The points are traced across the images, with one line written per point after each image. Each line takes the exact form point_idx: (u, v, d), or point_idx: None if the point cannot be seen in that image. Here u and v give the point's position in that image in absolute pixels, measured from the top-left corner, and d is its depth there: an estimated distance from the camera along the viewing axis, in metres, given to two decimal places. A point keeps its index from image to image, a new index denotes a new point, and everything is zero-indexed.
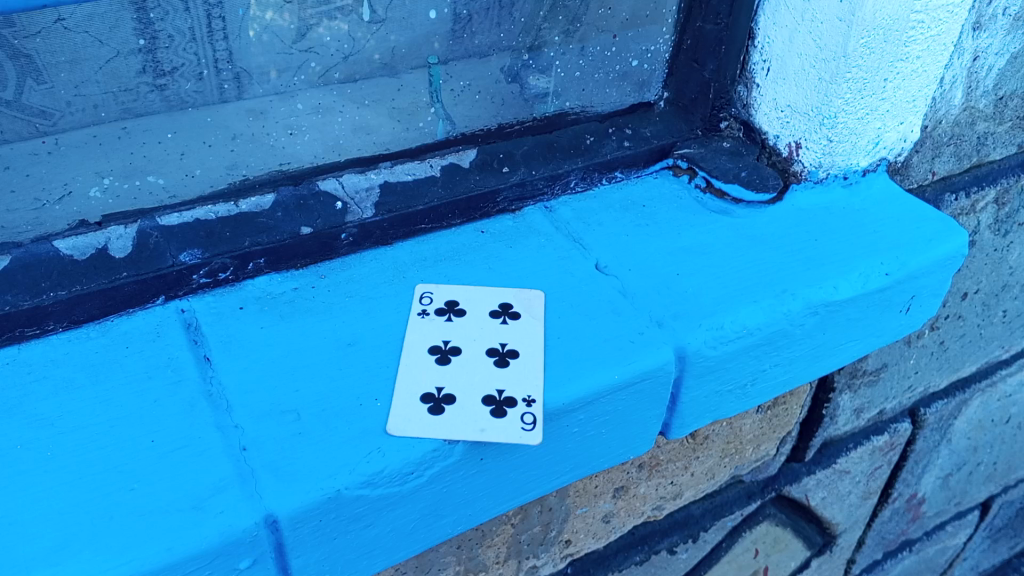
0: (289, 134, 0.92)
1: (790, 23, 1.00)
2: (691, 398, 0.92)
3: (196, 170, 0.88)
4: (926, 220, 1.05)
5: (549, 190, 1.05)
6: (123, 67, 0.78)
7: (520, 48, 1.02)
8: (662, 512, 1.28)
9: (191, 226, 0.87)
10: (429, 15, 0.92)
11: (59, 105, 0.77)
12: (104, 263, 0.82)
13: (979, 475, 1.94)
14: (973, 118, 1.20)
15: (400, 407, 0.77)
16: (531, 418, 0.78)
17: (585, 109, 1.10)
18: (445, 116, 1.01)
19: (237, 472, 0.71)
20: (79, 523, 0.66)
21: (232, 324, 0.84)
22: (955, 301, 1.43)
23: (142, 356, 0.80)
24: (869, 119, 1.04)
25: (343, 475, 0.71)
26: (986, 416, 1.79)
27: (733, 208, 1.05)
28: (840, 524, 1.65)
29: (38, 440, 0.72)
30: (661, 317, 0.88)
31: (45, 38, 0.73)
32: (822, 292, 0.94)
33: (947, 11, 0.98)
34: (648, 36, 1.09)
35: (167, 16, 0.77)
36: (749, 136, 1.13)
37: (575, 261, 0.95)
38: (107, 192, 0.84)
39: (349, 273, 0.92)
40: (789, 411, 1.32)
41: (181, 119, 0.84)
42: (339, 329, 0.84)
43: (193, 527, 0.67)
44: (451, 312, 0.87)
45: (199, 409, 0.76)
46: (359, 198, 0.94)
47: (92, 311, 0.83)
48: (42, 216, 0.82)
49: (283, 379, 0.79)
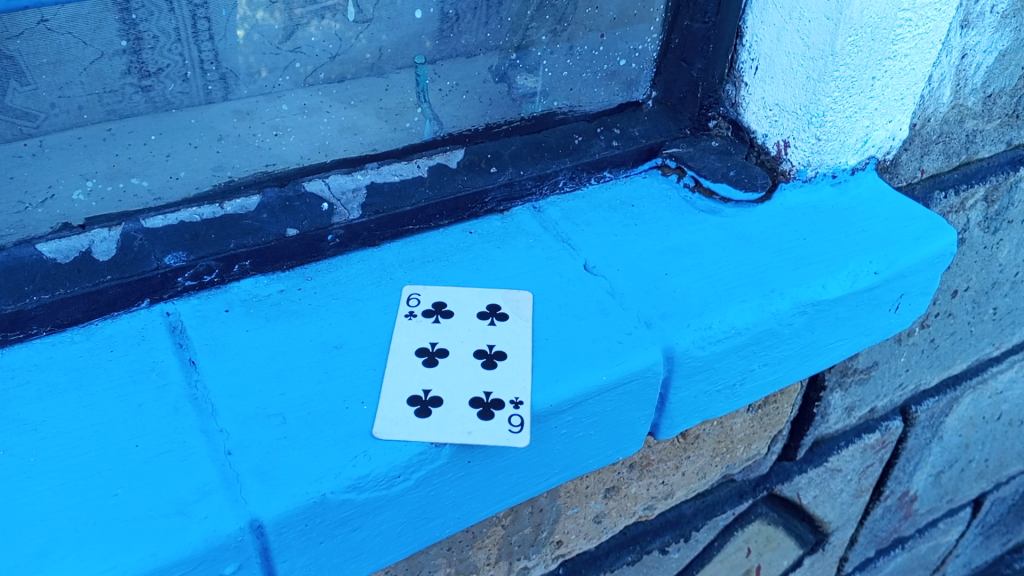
0: (275, 134, 0.91)
1: (778, 22, 1.00)
2: (680, 398, 0.92)
3: (181, 172, 0.87)
4: (915, 218, 1.05)
5: (538, 191, 1.05)
6: (107, 68, 0.77)
7: (508, 48, 1.01)
8: (653, 512, 1.28)
9: (177, 229, 0.86)
10: (416, 14, 0.92)
11: (43, 106, 0.77)
12: (87, 266, 0.82)
13: (971, 472, 1.95)
14: (961, 116, 1.21)
15: (387, 409, 0.77)
16: (518, 420, 0.78)
17: (573, 109, 1.10)
18: (432, 116, 1.01)
19: (222, 477, 0.70)
20: (62, 529, 0.66)
21: (217, 327, 0.83)
22: (945, 298, 1.44)
23: (126, 360, 0.79)
24: (858, 118, 1.04)
25: (329, 479, 0.71)
26: (977, 413, 1.79)
27: (722, 208, 1.05)
28: (832, 522, 1.65)
29: (20, 446, 0.71)
30: (649, 317, 0.88)
31: (28, 39, 0.72)
32: (810, 291, 0.94)
33: (935, 9, 0.98)
34: (635, 35, 1.08)
35: (151, 17, 0.76)
36: (737, 135, 1.13)
37: (563, 261, 0.94)
38: (91, 195, 0.84)
39: (335, 274, 0.91)
40: (781, 410, 1.32)
41: (167, 120, 0.84)
42: (326, 332, 0.84)
43: (176, 533, 0.66)
44: (438, 313, 0.86)
45: (184, 413, 0.75)
46: (346, 200, 0.94)
47: (76, 314, 0.82)
48: (25, 219, 0.82)
49: (269, 382, 0.78)
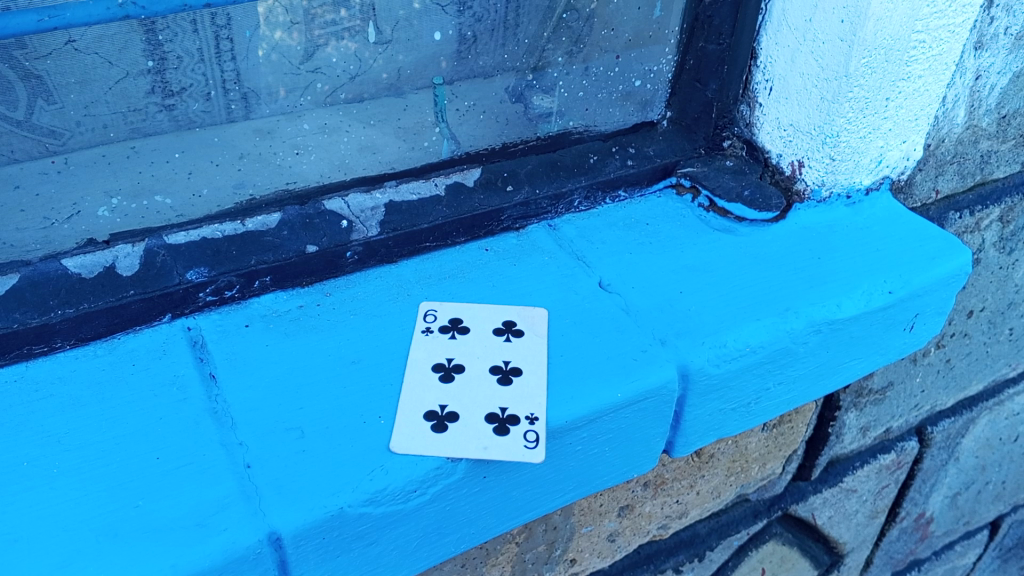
0: (295, 153, 0.94)
1: (792, 43, 1.01)
2: (694, 416, 0.92)
3: (203, 189, 0.89)
4: (929, 238, 1.05)
5: (553, 209, 1.05)
6: (132, 88, 0.80)
7: (524, 69, 1.03)
8: (667, 531, 1.27)
9: (199, 245, 0.87)
10: (434, 36, 0.94)
11: (69, 125, 0.79)
12: (111, 281, 0.83)
13: (987, 494, 1.93)
14: (975, 137, 1.21)
15: (403, 424, 0.77)
16: (533, 436, 0.78)
17: (588, 129, 1.11)
18: (450, 136, 1.02)
19: (241, 489, 0.71)
20: (83, 539, 0.67)
21: (238, 342, 0.84)
22: (960, 318, 1.43)
23: (148, 374, 0.80)
24: (872, 138, 1.05)
25: (346, 492, 0.72)
26: (994, 434, 1.78)
27: (736, 227, 1.06)
28: (847, 543, 1.63)
29: (44, 457, 0.73)
30: (664, 335, 0.88)
31: (56, 59, 0.75)
32: (825, 310, 0.94)
33: (948, 31, 0.99)
34: (650, 56, 1.09)
35: (176, 38, 0.79)
36: (752, 155, 1.13)
37: (578, 278, 0.95)
38: (115, 212, 0.86)
39: (353, 291, 0.92)
40: (795, 429, 1.32)
41: (189, 138, 0.86)
42: (343, 347, 0.85)
43: (196, 545, 0.67)
44: (454, 329, 0.87)
45: (204, 426, 0.76)
46: (364, 217, 0.95)
47: (99, 328, 0.83)
48: (51, 235, 0.84)
49: (287, 397, 0.79)
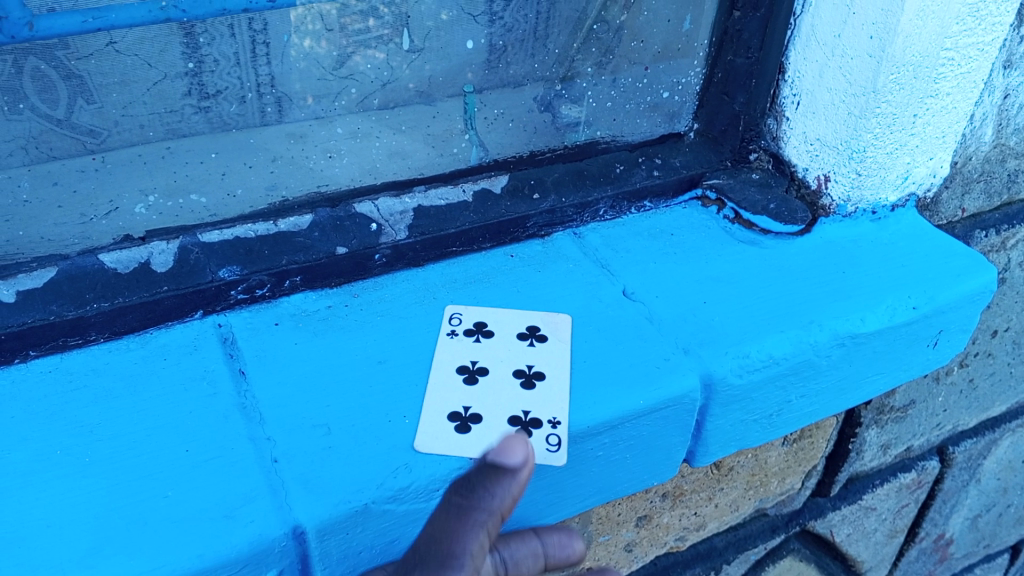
0: (327, 157, 0.95)
1: (820, 58, 1.02)
2: (716, 426, 0.92)
3: (237, 190, 0.91)
4: (954, 255, 1.05)
5: (579, 218, 1.06)
6: (169, 89, 0.81)
7: (553, 79, 1.05)
8: (684, 543, 1.27)
9: (231, 244, 0.89)
10: (466, 45, 0.95)
11: (108, 124, 0.81)
12: (146, 277, 0.85)
13: (1009, 518, 1.90)
14: (1002, 155, 1.21)
15: (428, 424, 0.79)
16: (555, 439, 0.80)
17: (615, 139, 1.12)
18: (479, 142, 1.04)
19: (267, 483, 0.72)
20: (114, 527, 0.68)
21: (267, 340, 0.86)
22: (984, 338, 1.42)
23: (179, 368, 0.82)
24: (899, 154, 1.05)
25: (370, 489, 0.73)
26: (1016, 457, 1.76)
27: (761, 239, 1.06)
28: (865, 562, 1.62)
29: (77, 446, 0.74)
30: (687, 344, 0.89)
31: (98, 60, 0.76)
32: (848, 324, 0.94)
33: (977, 49, 0.99)
34: (678, 68, 1.10)
35: (214, 41, 0.80)
36: (778, 169, 1.14)
37: (603, 286, 0.96)
38: (151, 209, 0.88)
39: (381, 293, 0.94)
40: (815, 445, 1.32)
41: (225, 140, 0.87)
42: (370, 347, 0.86)
43: (222, 535, 0.68)
44: (479, 333, 0.88)
45: (233, 421, 0.77)
46: (393, 221, 0.96)
47: (132, 323, 0.85)
48: (88, 230, 0.86)
49: (314, 395, 0.80)
